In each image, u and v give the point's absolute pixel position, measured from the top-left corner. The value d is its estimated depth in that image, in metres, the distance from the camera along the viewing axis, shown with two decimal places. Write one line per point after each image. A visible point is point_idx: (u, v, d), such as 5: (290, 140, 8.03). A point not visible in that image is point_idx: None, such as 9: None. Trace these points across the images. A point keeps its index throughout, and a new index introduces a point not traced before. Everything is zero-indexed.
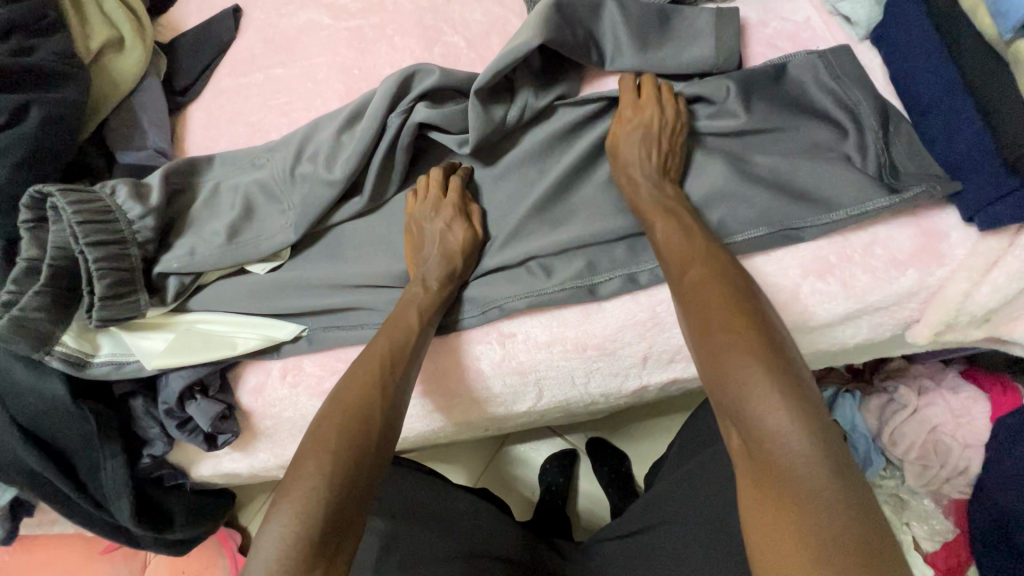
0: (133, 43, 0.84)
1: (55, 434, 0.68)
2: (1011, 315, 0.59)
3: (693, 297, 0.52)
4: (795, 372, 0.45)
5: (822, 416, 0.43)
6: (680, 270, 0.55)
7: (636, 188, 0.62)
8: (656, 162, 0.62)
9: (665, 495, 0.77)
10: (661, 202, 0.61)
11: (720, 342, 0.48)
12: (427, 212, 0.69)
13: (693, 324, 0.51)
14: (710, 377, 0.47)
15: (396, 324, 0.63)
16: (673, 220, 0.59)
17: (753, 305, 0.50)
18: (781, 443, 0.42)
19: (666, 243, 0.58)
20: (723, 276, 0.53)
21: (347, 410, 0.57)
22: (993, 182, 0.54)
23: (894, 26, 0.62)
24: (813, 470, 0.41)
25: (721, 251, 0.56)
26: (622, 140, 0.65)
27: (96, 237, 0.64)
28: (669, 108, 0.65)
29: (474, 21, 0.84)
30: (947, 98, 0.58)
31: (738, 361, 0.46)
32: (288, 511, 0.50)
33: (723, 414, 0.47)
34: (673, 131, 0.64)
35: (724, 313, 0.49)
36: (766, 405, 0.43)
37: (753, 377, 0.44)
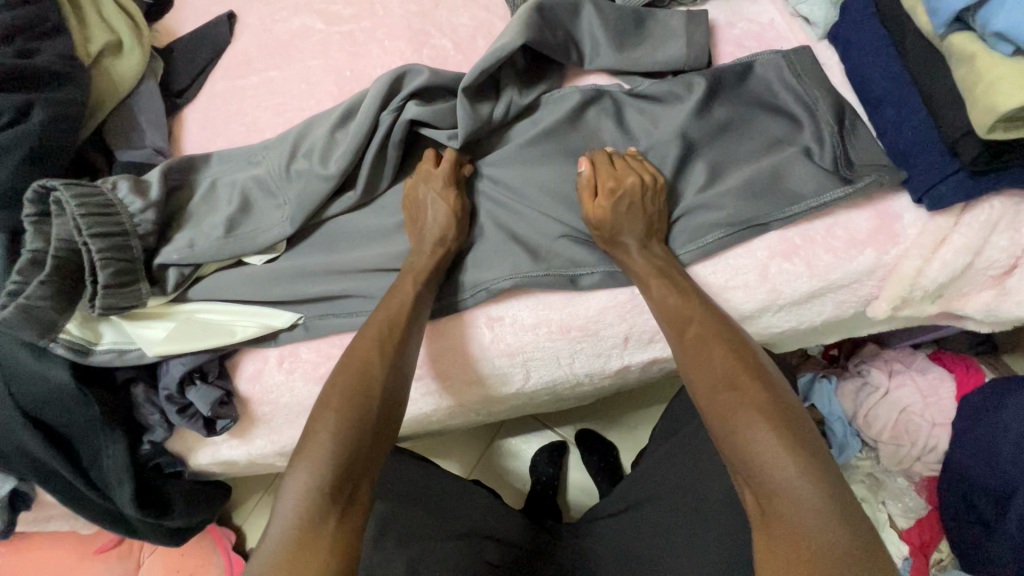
0: (131, 47, 0.87)
1: (57, 420, 0.71)
2: (961, 291, 0.64)
3: (697, 359, 0.58)
4: (798, 428, 0.51)
5: (827, 467, 0.49)
6: (680, 330, 0.60)
7: (625, 249, 0.65)
8: (643, 226, 0.65)
9: (650, 475, 0.81)
10: (653, 259, 0.64)
11: (727, 404, 0.53)
12: (419, 182, 0.71)
13: (698, 386, 0.56)
14: (721, 436, 0.53)
15: (393, 293, 0.67)
16: (665, 276, 0.63)
17: (753, 365, 0.56)
18: (793, 498, 0.47)
19: (661, 301, 0.62)
20: (722, 338, 0.58)
21: (350, 373, 0.61)
22: (939, 164, 0.59)
23: (849, 26, 0.67)
24: (826, 522, 0.46)
25: (715, 310, 0.62)
26: (608, 213, 0.65)
27: (99, 229, 0.67)
28: (645, 174, 0.66)
29: (461, 25, 0.88)
30: (896, 91, 0.63)
31: (748, 425, 0.51)
32: (304, 465, 0.54)
33: (735, 472, 0.52)
34: (654, 197, 0.66)
35: (728, 376, 0.55)
36: (777, 465, 0.48)
37: (763, 439, 0.50)
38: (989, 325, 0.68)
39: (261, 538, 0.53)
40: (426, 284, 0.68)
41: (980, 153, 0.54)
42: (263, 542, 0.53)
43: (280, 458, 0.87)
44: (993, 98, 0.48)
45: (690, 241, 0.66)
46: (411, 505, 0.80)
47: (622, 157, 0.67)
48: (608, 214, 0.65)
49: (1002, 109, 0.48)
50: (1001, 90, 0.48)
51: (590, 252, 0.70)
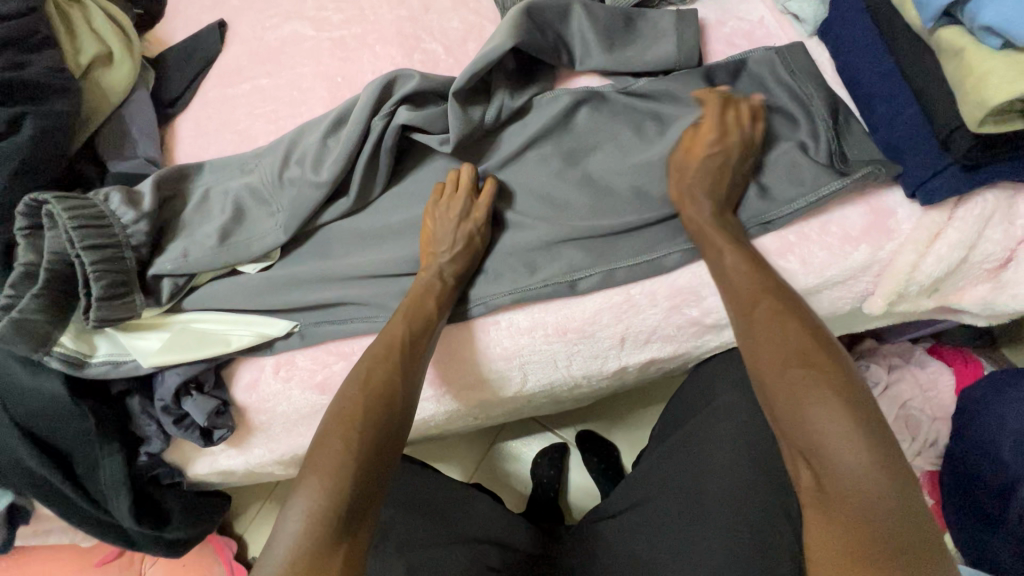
0: (121, 56, 0.86)
1: (54, 433, 0.71)
2: (956, 285, 0.64)
3: (767, 333, 0.55)
4: (871, 414, 0.49)
5: (897, 459, 0.48)
6: (750, 302, 0.57)
7: (697, 209, 0.63)
8: (724, 186, 0.63)
9: (648, 476, 0.80)
10: (721, 225, 0.62)
11: (796, 384, 0.51)
12: (456, 206, 0.69)
13: (766, 361, 0.54)
14: (786, 414, 0.51)
15: (415, 311, 0.66)
16: (737, 246, 0.60)
17: (828, 344, 0.53)
18: (859, 486, 0.47)
19: (731, 272, 0.59)
20: (795, 313, 0.55)
21: (369, 389, 0.61)
22: (929, 160, 0.59)
23: (839, 22, 0.67)
24: (890, 514, 0.46)
25: (786, 284, 0.58)
26: (697, 164, 0.64)
27: (91, 241, 0.67)
28: (746, 130, 0.64)
29: (451, 29, 0.88)
30: (887, 86, 0.62)
31: (817, 408, 0.50)
32: (318, 482, 0.54)
33: (795, 451, 0.51)
34: (744, 160, 0.64)
35: (803, 353, 0.52)
36: (845, 451, 0.47)
37: (833, 421, 0.48)
38: (985, 318, 0.68)
39: (265, 554, 0.52)
40: (445, 306, 0.68)
41: (972, 146, 0.54)
42: (265, 557, 0.52)
43: (278, 467, 0.86)
44: (981, 93, 0.48)
45: (681, 241, 0.67)
46: (413, 512, 0.80)
47: (732, 108, 0.65)
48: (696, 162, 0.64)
49: (990, 103, 0.47)
50: (990, 84, 0.48)
51: (585, 253, 0.69)
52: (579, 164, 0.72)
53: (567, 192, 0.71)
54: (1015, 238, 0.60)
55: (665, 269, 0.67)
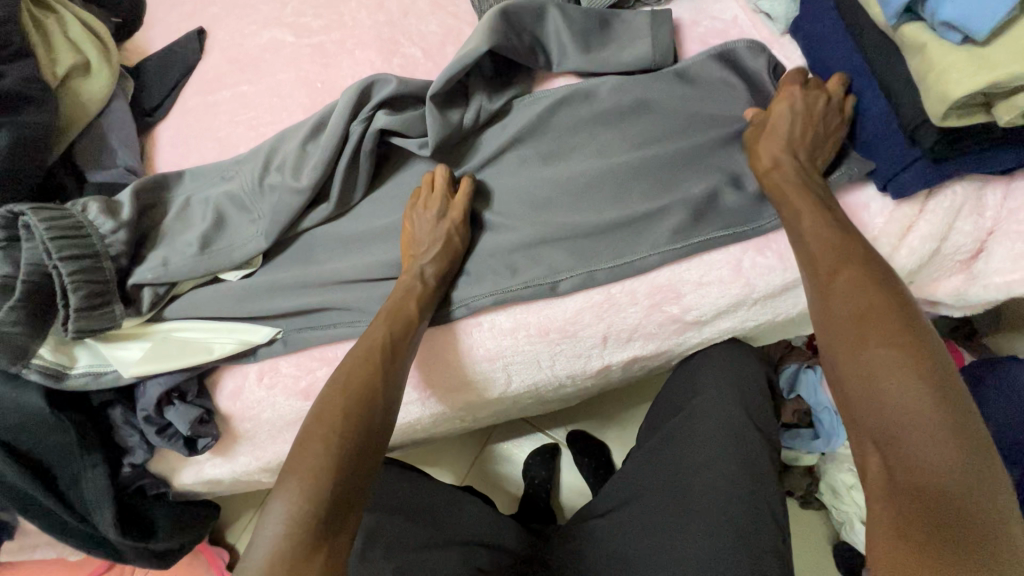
0: (98, 66, 0.86)
1: (34, 447, 0.70)
2: (930, 277, 0.65)
3: (847, 304, 0.51)
4: (958, 402, 0.45)
5: (983, 454, 0.43)
6: (830, 272, 0.53)
7: (778, 164, 0.61)
8: (806, 146, 0.61)
9: (633, 474, 0.80)
10: (801, 184, 0.60)
11: (875, 361, 0.48)
12: (432, 208, 0.70)
13: (843, 335, 0.51)
14: (857, 390, 0.48)
15: (395, 315, 0.66)
16: (815, 211, 0.58)
17: (919, 322, 0.49)
18: (935, 474, 0.43)
19: (812, 237, 0.56)
20: (882, 285, 0.51)
21: (349, 393, 0.60)
22: (901, 153, 0.59)
23: (809, 20, 0.68)
24: (971, 510, 0.42)
25: (876, 256, 0.54)
26: (776, 120, 0.63)
27: (69, 252, 0.66)
28: (833, 98, 0.63)
29: (430, 33, 0.88)
30: (858, 81, 0.63)
31: (897, 387, 0.46)
32: (296, 487, 0.54)
33: (863, 431, 0.48)
34: (830, 124, 0.62)
35: (885, 327, 0.49)
36: (921, 435, 0.44)
37: (912, 402, 0.45)
38: (961, 310, 0.69)
39: (245, 560, 0.52)
40: (425, 311, 0.68)
41: (937, 140, 0.55)
42: (247, 561, 0.52)
43: (265, 474, 0.86)
44: (943, 87, 0.49)
45: (661, 243, 0.67)
46: (400, 517, 0.80)
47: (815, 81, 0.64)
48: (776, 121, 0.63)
49: (952, 97, 0.48)
50: (951, 78, 0.49)
51: (566, 254, 0.69)
52: (557, 163, 0.72)
53: (549, 193, 0.71)
54: (985, 229, 0.61)
55: (644, 267, 0.67)
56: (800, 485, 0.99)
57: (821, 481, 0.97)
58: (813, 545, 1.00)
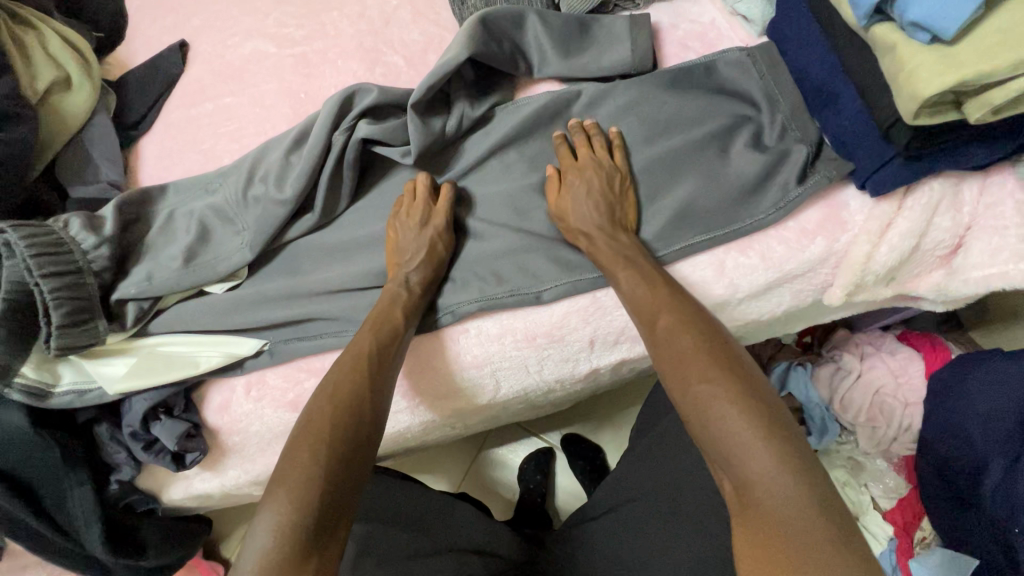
0: (80, 81, 0.86)
1: (19, 466, 0.69)
2: (912, 273, 0.66)
3: (669, 349, 0.56)
4: (769, 412, 0.49)
5: (798, 450, 0.47)
6: (651, 323, 0.59)
7: (589, 238, 0.65)
8: (605, 213, 0.65)
9: (623, 478, 0.80)
10: (614, 248, 0.64)
11: (696, 393, 0.52)
12: (414, 218, 0.70)
13: (669, 376, 0.55)
14: (694, 423, 0.51)
15: (380, 324, 0.66)
16: (631, 267, 0.62)
17: (723, 351, 0.54)
18: (770, 481, 0.45)
19: (631, 295, 0.61)
20: (688, 326, 0.57)
21: (336, 405, 0.60)
22: (878, 151, 0.60)
23: (784, 21, 0.69)
24: (802, 502, 0.44)
25: (684, 299, 0.61)
26: (569, 204, 0.67)
27: (50, 268, 0.66)
28: (604, 161, 0.68)
29: (412, 40, 0.88)
30: (835, 80, 0.63)
31: (717, 412, 0.50)
32: (284, 498, 0.53)
33: (711, 459, 0.50)
34: (617, 180, 0.67)
35: (697, 362, 0.53)
36: (748, 449, 0.47)
37: (733, 422, 0.48)
38: (944, 304, 0.69)
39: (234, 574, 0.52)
40: (410, 319, 0.68)
41: (911, 137, 0.56)
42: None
43: (255, 488, 0.86)
44: (913, 86, 0.50)
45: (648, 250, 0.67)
46: (392, 525, 0.80)
47: (580, 144, 0.69)
48: (569, 199, 0.67)
49: (922, 95, 0.49)
50: (920, 77, 0.49)
51: (552, 261, 0.69)
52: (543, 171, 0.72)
53: (534, 200, 0.72)
54: (963, 224, 0.62)
55: None
56: None
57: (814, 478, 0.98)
58: None
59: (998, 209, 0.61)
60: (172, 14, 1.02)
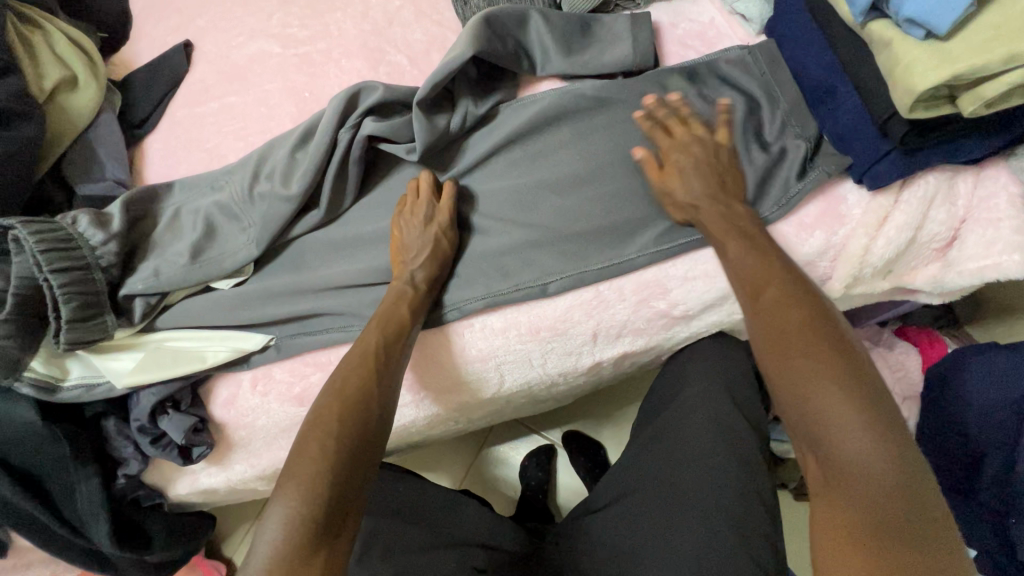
0: (86, 80, 0.86)
1: (28, 460, 0.70)
2: (909, 265, 0.67)
3: (772, 320, 0.54)
4: (878, 403, 0.48)
5: (903, 447, 0.47)
6: (753, 291, 0.57)
7: (699, 210, 0.64)
8: (716, 186, 0.64)
9: (626, 471, 0.81)
10: (727, 218, 0.62)
11: (800, 371, 0.51)
12: (419, 215, 0.71)
13: (769, 348, 0.54)
14: (788, 400, 0.51)
15: (387, 320, 0.67)
16: (742, 239, 0.60)
17: (834, 330, 0.52)
18: (864, 474, 0.46)
19: (734, 263, 0.60)
20: (800, 299, 0.55)
21: (344, 399, 0.61)
22: (874, 145, 0.62)
23: (783, 19, 0.70)
24: (891, 500, 0.45)
25: (795, 270, 0.58)
26: (676, 179, 0.65)
27: (60, 264, 0.66)
28: (705, 139, 0.66)
29: (416, 40, 0.90)
30: (832, 77, 0.65)
31: (822, 394, 0.49)
32: (295, 489, 0.54)
33: (799, 438, 0.51)
34: (723, 155, 0.66)
35: (803, 340, 0.52)
36: (846, 438, 0.47)
37: (834, 407, 0.48)
38: (940, 296, 0.71)
39: (244, 566, 0.53)
40: (415, 315, 0.68)
41: (907, 132, 0.57)
42: (247, 567, 0.53)
43: (260, 482, 0.86)
44: (909, 80, 0.51)
45: (649, 245, 0.69)
46: (397, 519, 0.80)
47: (677, 122, 0.68)
48: (676, 174, 0.66)
49: (918, 90, 0.50)
50: (915, 72, 0.51)
51: (555, 256, 0.70)
52: (545, 168, 0.73)
53: (536, 195, 0.72)
54: (958, 217, 0.63)
55: (631, 265, 0.69)
56: (794, 477, 1.00)
57: None
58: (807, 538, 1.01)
59: (992, 203, 0.62)
60: (176, 15, 1.02)
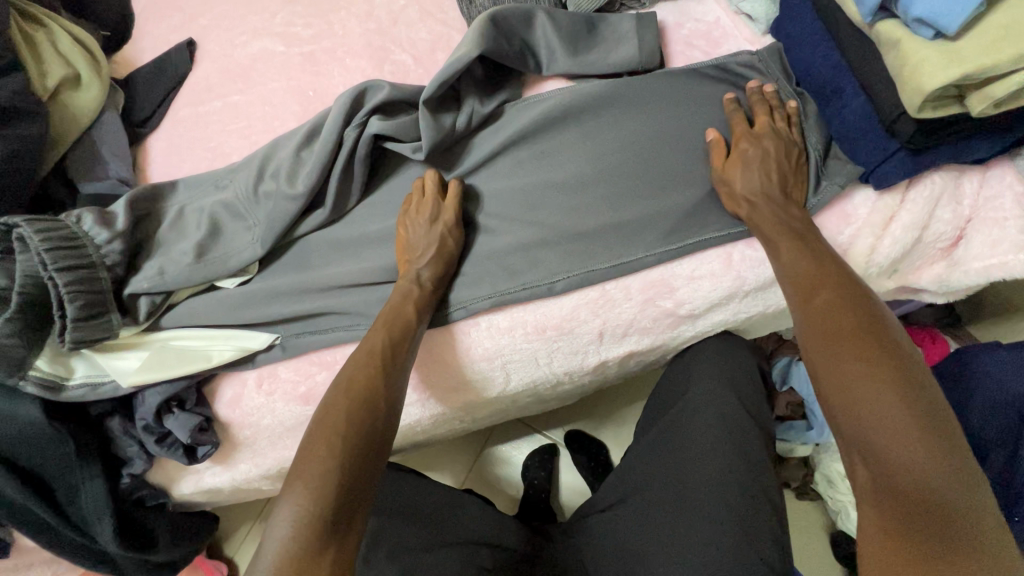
0: (89, 78, 0.86)
1: (34, 460, 0.70)
2: (914, 265, 0.68)
3: (825, 324, 0.55)
4: (933, 411, 0.48)
5: (960, 456, 0.46)
6: (806, 294, 0.57)
7: (754, 206, 0.63)
8: (778, 183, 0.64)
9: (631, 470, 0.81)
10: (781, 219, 0.62)
11: (851, 376, 0.51)
12: (424, 214, 0.71)
13: (819, 352, 0.54)
14: (838, 404, 0.51)
15: (393, 319, 0.67)
16: (795, 241, 0.60)
17: (889, 337, 0.52)
18: (918, 479, 0.46)
19: (789, 265, 0.60)
20: (855, 304, 0.55)
21: (351, 398, 0.61)
22: (881, 145, 0.62)
23: (789, 20, 0.71)
24: (946, 505, 0.45)
25: (851, 277, 0.58)
26: (736, 174, 0.65)
27: (65, 262, 0.66)
28: (784, 135, 0.66)
29: (420, 39, 0.90)
30: (839, 77, 0.65)
31: (875, 400, 0.49)
32: (303, 488, 0.54)
33: (848, 444, 0.51)
34: (795, 154, 0.65)
35: (856, 345, 0.52)
36: (899, 443, 0.47)
37: (887, 412, 0.48)
38: (944, 296, 0.72)
39: (251, 566, 0.52)
40: (422, 314, 0.68)
41: (914, 132, 0.58)
42: (255, 566, 0.52)
43: (264, 482, 0.86)
44: (918, 80, 0.51)
45: (657, 245, 0.69)
46: (403, 518, 0.80)
47: (762, 114, 0.67)
48: (738, 169, 0.65)
49: (927, 90, 0.51)
50: (924, 72, 0.51)
51: (561, 256, 0.70)
52: (553, 167, 0.72)
53: (542, 195, 0.72)
54: (964, 217, 0.64)
55: (639, 265, 0.69)
56: (796, 476, 1.00)
57: (815, 472, 0.99)
58: (808, 536, 1.02)
59: (998, 202, 0.63)
60: (179, 14, 1.02)
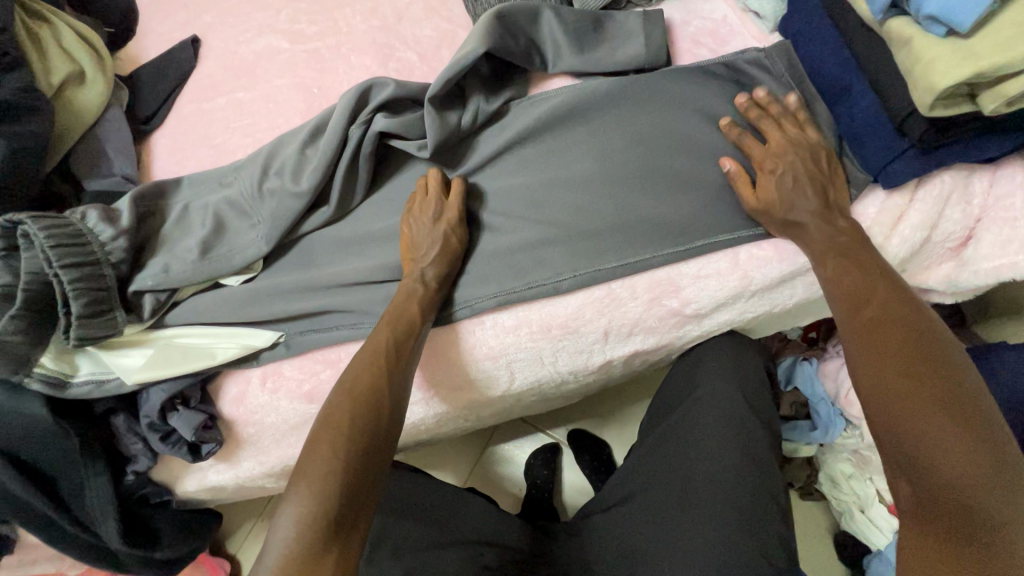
0: (94, 75, 0.86)
1: (38, 457, 0.70)
2: (923, 265, 0.68)
3: (873, 340, 0.55)
4: (982, 428, 0.48)
5: (1009, 473, 0.47)
6: (852, 309, 0.58)
7: (801, 224, 0.63)
8: (821, 198, 0.62)
9: (635, 471, 0.81)
10: (830, 237, 0.61)
11: (898, 393, 0.52)
12: (427, 213, 0.71)
13: (865, 369, 0.55)
14: (883, 420, 0.52)
15: (397, 319, 0.66)
16: (840, 255, 0.60)
17: (940, 353, 0.53)
18: (963, 497, 0.46)
19: (834, 280, 0.60)
20: (904, 320, 0.55)
21: (355, 396, 0.61)
22: (891, 143, 0.61)
23: (797, 17, 0.70)
24: (991, 521, 0.45)
25: (903, 290, 0.57)
26: (778, 195, 0.63)
27: (70, 259, 0.66)
28: (804, 144, 0.65)
29: (425, 36, 0.89)
30: (847, 75, 0.65)
31: (923, 418, 0.50)
32: (307, 487, 0.54)
33: (893, 459, 0.52)
34: (821, 160, 0.64)
35: (904, 362, 0.53)
36: (945, 461, 0.48)
37: (932, 430, 0.49)
38: (952, 296, 0.72)
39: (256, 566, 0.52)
40: (427, 313, 0.68)
41: (925, 130, 0.57)
42: (260, 565, 0.52)
43: (268, 479, 0.86)
44: (930, 77, 0.51)
45: (664, 245, 0.68)
46: (407, 516, 0.81)
47: (771, 126, 0.67)
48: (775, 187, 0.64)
49: (939, 87, 0.50)
50: (937, 69, 0.50)
51: (568, 256, 0.70)
52: (562, 167, 0.72)
53: (553, 196, 0.71)
54: (973, 216, 0.64)
55: (646, 265, 0.68)
56: (800, 476, 0.99)
57: (819, 472, 0.99)
58: (812, 536, 1.02)
59: (1008, 202, 0.62)
60: (183, 10, 1.02)
